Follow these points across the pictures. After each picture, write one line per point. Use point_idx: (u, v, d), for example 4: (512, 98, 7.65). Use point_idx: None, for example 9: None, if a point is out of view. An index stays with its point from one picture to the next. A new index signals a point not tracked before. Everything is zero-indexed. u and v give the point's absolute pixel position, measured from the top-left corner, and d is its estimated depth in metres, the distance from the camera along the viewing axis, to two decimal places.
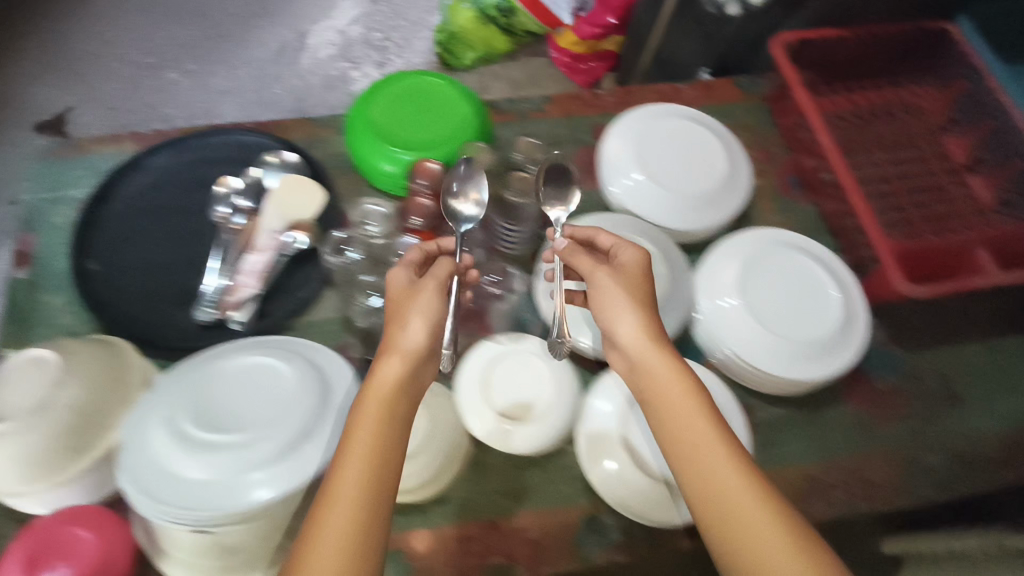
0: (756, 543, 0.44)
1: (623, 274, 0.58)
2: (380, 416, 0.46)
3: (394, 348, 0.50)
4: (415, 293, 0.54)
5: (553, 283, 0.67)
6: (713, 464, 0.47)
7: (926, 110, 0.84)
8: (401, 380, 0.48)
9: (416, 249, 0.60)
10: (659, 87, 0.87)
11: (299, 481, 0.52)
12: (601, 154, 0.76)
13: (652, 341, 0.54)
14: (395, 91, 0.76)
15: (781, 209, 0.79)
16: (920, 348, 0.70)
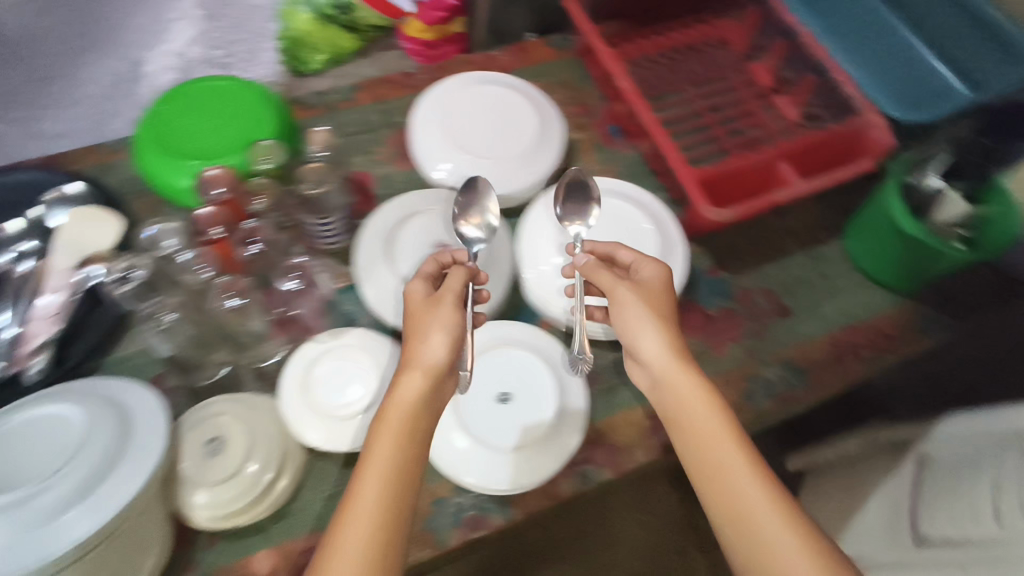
0: (751, 511, 0.47)
1: (645, 288, 0.58)
2: (392, 457, 0.47)
3: (416, 366, 0.51)
4: (436, 307, 0.54)
5: (370, 272, 0.64)
6: (714, 439, 0.50)
7: (730, 42, 0.88)
8: (419, 397, 0.50)
9: (432, 262, 0.61)
10: (472, 57, 0.87)
11: (91, 526, 0.47)
12: (411, 134, 0.74)
13: (675, 356, 0.53)
14: (183, 100, 0.72)
15: (603, 159, 0.80)
16: (743, 268, 0.74)
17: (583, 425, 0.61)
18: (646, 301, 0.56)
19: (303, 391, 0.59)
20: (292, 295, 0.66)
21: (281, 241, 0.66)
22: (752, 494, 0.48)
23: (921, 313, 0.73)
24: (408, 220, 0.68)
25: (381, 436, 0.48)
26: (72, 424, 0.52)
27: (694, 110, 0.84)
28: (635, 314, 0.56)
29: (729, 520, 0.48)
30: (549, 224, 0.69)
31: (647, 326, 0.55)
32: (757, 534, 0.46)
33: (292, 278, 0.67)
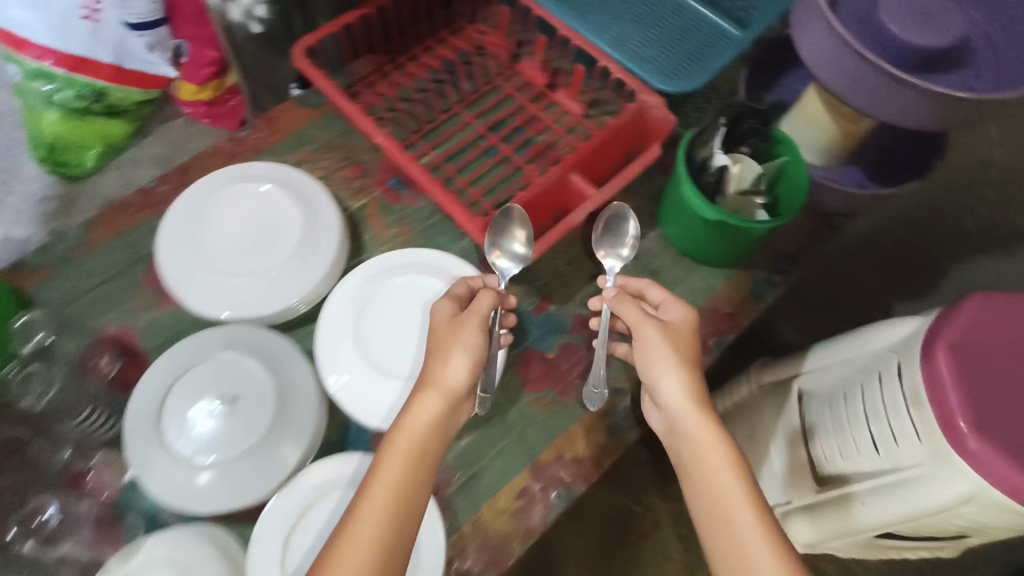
0: (732, 507, 0.48)
1: (671, 331, 0.56)
2: (404, 471, 0.48)
3: (435, 386, 0.51)
4: (456, 330, 0.54)
5: (151, 467, 0.54)
6: (705, 435, 0.52)
7: (491, 49, 0.83)
8: (431, 421, 0.50)
9: (464, 285, 0.59)
10: (218, 145, 0.76)
11: None
12: (161, 272, 0.62)
13: (696, 405, 0.53)
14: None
15: (393, 220, 0.72)
16: (572, 293, 0.69)
17: (441, 548, 0.54)
18: (673, 336, 0.56)
19: None
20: (62, 526, 0.55)
21: (31, 464, 0.57)
22: (729, 491, 0.49)
23: (752, 278, 0.72)
24: (175, 384, 0.57)
25: (392, 458, 0.48)
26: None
27: (475, 132, 0.77)
28: (658, 342, 0.56)
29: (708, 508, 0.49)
30: (344, 329, 0.60)
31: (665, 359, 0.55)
32: (732, 523, 0.48)
33: (49, 518, 0.56)
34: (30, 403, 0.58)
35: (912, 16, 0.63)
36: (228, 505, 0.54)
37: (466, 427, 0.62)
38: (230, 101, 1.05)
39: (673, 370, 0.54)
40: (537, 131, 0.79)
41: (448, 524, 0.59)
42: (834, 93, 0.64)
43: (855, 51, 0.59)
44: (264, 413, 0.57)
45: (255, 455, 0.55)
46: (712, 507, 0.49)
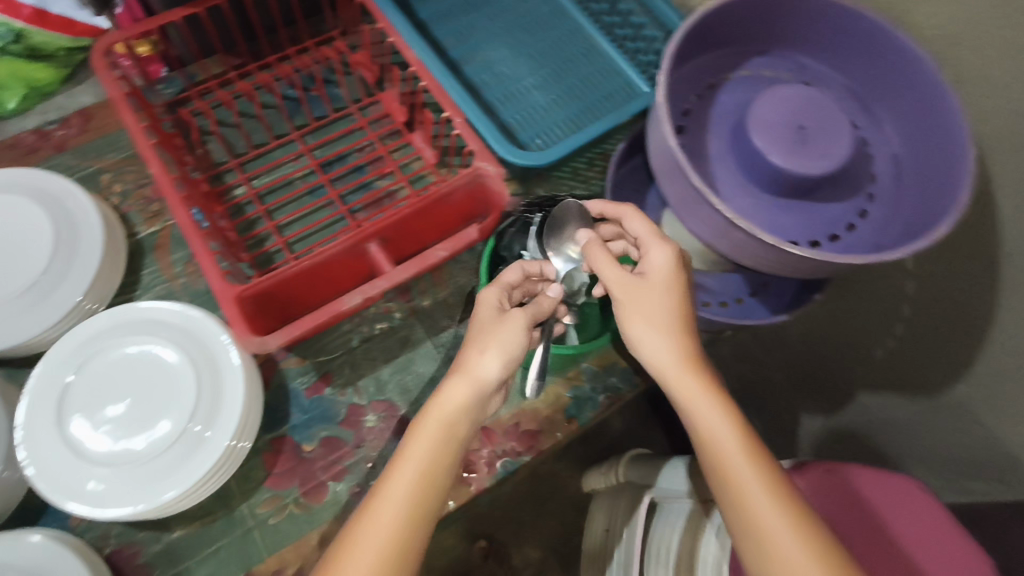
0: (760, 516, 0.39)
1: (652, 286, 0.44)
2: (430, 455, 0.39)
3: (462, 370, 0.42)
4: (500, 321, 0.43)
5: None
6: (707, 409, 0.42)
7: (354, 64, 0.72)
8: (462, 411, 0.41)
9: (517, 270, 0.50)
10: (18, 136, 0.68)
11: None
12: None
13: (683, 363, 0.42)
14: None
15: (181, 257, 0.65)
16: (353, 376, 0.61)
17: None
18: (658, 307, 0.43)
19: None
20: None
21: None
22: (755, 496, 0.39)
23: (573, 393, 0.62)
24: None
25: (420, 443, 0.40)
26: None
27: (305, 166, 0.69)
28: (656, 309, 0.43)
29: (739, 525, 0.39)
30: (51, 398, 0.53)
31: (650, 328, 0.43)
32: (773, 551, 0.38)
33: None
34: None
35: (785, 131, 0.50)
36: None
37: (181, 518, 0.55)
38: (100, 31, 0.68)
39: (665, 334, 0.43)
40: (379, 174, 0.69)
41: None
42: (672, 207, 0.52)
43: (685, 173, 0.47)
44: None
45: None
46: (747, 533, 0.39)
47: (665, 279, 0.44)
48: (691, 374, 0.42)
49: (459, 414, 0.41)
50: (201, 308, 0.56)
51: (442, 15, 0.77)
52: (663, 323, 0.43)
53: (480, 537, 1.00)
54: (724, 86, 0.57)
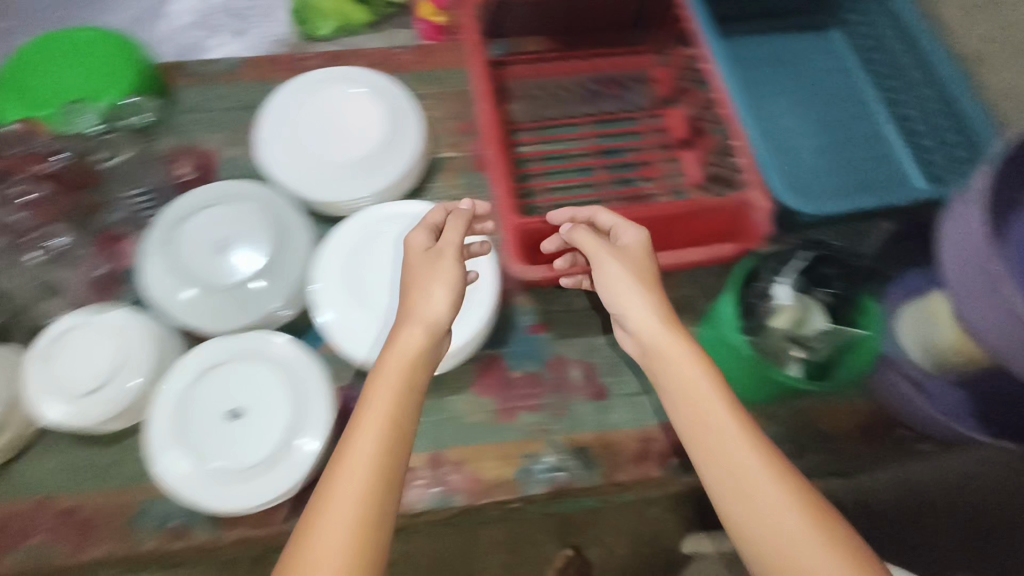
0: (737, 458, 0.44)
1: (627, 256, 0.53)
2: (393, 390, 0.46)
3: (413, 320, 0.49)
4: (434, 260, 0.52)
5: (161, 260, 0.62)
6: (686, 369, 0.47)
7: (654, 81, 0.80)
8: (417, 351, 0.48)
9: (439, 211, 0.57)
10: (372, 51, 0.82)
11: None
12: (259, 121, 0.71)
13: (670, 328, 0.49)
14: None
15: (464, 183, 0.75)
16: (570, 333, 0.66)
17: (309, 467, 0.56)
18: (631, 265, 0.52)
19: (40, 361, 0.59)
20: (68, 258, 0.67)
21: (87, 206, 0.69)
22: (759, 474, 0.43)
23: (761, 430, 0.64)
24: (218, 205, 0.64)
25: (384, 380, 0.46)
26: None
27: (585, 147, 0.76)
28: (612, 278, 0.53)
29: (716, 470, 0.44)
30: (346, 250, 0.65)
31: (627, 290, 0.51)
32: (775, 528, 0.42)
33: (58, 242, 0.67)
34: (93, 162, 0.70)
35: None
36: (198, 323, 0.61)
37: None
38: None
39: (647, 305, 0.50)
40: (645, 176, 0.74)
41: (334, 452, 0.61)
42: (949, 291, 0.52)
43: (986, 262, 0.47)
44: (253, 263, 0.62)
45: (225, 292, 0.61)
46: (729, 491, 0.44)
47: (637, 242, 0.53)
48: (674, 339, 0.48)
49: (414, 355, 0.48)
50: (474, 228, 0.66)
51: (746, 61, 0.82)
52: (631, 276, 0.51)
53: (568, 546, 0.99)
54: (1007, 219, 0.53)
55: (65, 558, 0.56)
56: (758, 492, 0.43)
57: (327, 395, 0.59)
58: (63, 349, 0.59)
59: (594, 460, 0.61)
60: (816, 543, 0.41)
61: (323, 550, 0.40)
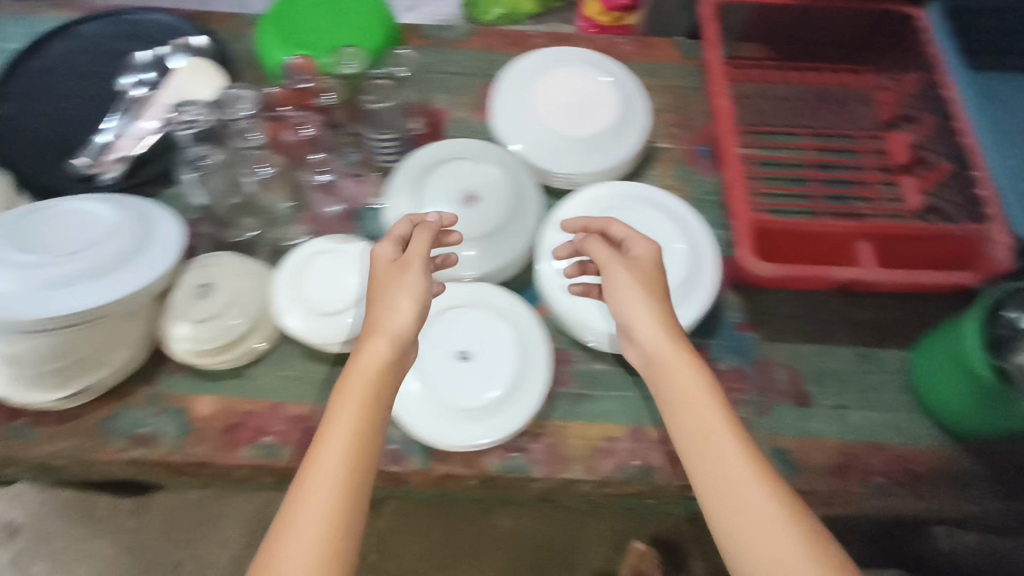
0: (729, 471, 0.47)
1: (640, 269, 0.55)
2: (359, 403, 0.48)
3: (379, 330, 0.50)
4: (399, 269, 0.53)
5: (411, 202, 0.66)
6: (692, 394, 0.50)
7: (878, 102, 0.78)
8: (382, 364, 0.49)
9: (406, 221, 0.57)
10: (595, 37, 0.84)
11: (87, 304, 0.54)
12: (495, 87, 0.74)
13: (676, 341, 0.51)
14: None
15: (679, 176, 0.75)
16: (777, 337, 0.66)
17: (529, 417, 0.59)
18: (642, 278, 0.54)
19: (291, 277, 0.63)
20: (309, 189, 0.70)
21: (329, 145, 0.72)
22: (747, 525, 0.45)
23: (970, 466, 0.62)
24: (464, 160, 0.68)
25: (350, 391, 0.48)
26: (122, 240, 0.59)
27: (804, 159, 0.76)
28: (638, 303, 0.53)
29: (708, 482, 0.47)
30: (577, 220, 0.66)
31: (637, 303, 0.53)
32: None
33: (322, 173, 0.71)
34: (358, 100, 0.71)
35: None
36: None
37: (609, 357, 0.65)
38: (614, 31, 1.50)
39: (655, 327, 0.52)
40: (862, 196, 0.73)
41: (542, 410, 0.63)
42: None
43: None
44: (497, 215, 0.65)
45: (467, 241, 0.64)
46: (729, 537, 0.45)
47: (649, 257, 0.55)
48: (682, 359, 0.51)
49: (379, 367, 0.49)
50: (696, 216, 0.68)
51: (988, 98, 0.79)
52: (644, 289, 0.53)
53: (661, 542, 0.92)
54: None
55: (293, 462, 0.60)
56: (745, 507, 0.45)
57: (548, 353, 0.62)
58: (316, 270, 0.63)
59: (795, 463, 0.61)
60: (801, 556, 0.43)
61: (300, 555, 0.43)
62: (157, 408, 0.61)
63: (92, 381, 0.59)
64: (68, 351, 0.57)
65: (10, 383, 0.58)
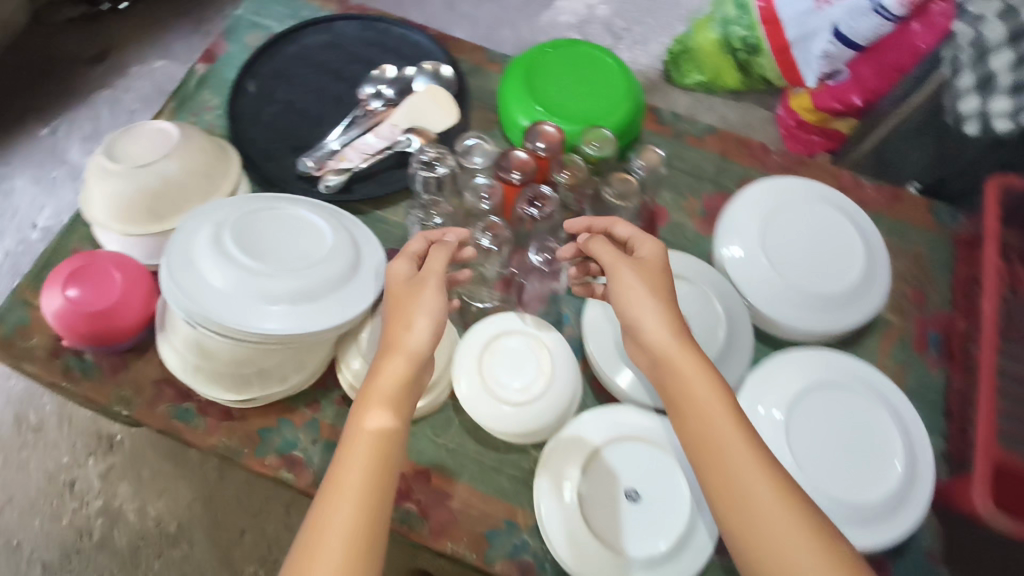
0: (755, 493, 0.44)
1: (643, 266, 0.55)
2: (385, 405, 0.47)
3: (397, 347, 0.49)
4: (416, 286, 0.52)
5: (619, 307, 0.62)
6: (706, 430, 0.47)
7: None
8: (402, 375, 0.48)
9: (420, 239, 0.57)
10: (840, 172, 0.79)
11: (294, 330, 0.55)
12: (733, 200, 0.69)
13: (677, 340, 0.50)
14: (542, 48, 0.78)
15: (897, 355, 0.67)
16: None
17: None
18: (650, 281, 0.54)
19: (479, 349, 0.60)
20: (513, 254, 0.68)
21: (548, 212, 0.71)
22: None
23: None
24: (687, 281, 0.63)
25: (375, 390, 0.47)
26: (336, 266, 0.58)
27: None
28: (648, 314, 0.52)
29: (732, 512, 0.45)
30: (791, 382, 0.59)
31: (643, 306, 0.52)
32: None
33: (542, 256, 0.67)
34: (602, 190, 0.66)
35: None
36: (620, 381, 0.61)
37: None
38: None
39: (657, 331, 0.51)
40: None
41: None
42: None
43: None
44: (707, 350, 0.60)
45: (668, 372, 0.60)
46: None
47: (658, 257, 0.55)
48: (682, 374, 0.49)
49: (398, 378, 0.48)
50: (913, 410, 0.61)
51: None
52: (655, 298, 0.53)
53: None
54: None
55: (427, 537, 0.57)
56: (771, 531, 0.43)
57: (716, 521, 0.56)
58: (504, 351, 0.60)
59: None
60: None
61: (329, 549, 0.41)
62: (314, 436, 0.61)
63: (262, 394, 0.59)
64: (254, 361, 0.57)
65: (193, 370, 0.58)
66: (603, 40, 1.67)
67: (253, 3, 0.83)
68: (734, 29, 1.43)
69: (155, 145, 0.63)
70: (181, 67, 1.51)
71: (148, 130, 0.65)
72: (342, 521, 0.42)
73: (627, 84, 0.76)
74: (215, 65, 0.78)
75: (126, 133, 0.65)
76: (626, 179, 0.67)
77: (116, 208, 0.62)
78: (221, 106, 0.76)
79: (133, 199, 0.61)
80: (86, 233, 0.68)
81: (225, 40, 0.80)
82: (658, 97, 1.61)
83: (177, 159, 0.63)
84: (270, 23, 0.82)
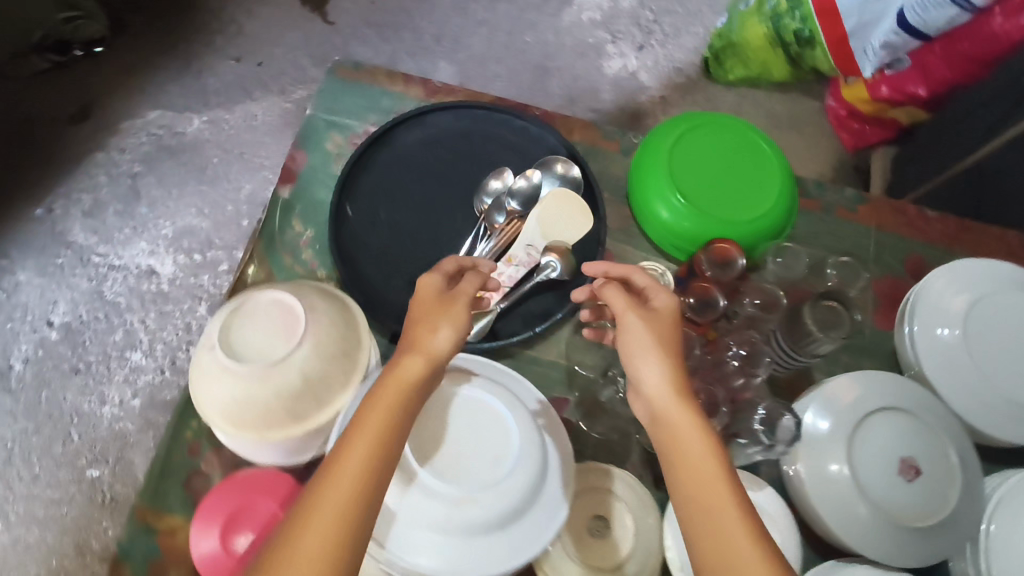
0: (723, 509, 0.42)
1: (657, 319, 0.50)
2: (372, 447, 0.41)
3: (416, 348, 0.45)
4: (446, 300, 0.47)
5: (846, 458, 0.56)
6: (696, 446, 0.44)
7: None
8: (407, 393, 0.43)
9: (451, 261, 0.52)
10: (1004, 234, 0.72)
11: (503, 566, 0.48)
12: (925, 296, 0.64)
13: (678, 397, 0.47)
14: (681, 128, 0.67)
15: None
16: None
17: None
18: (657, 331, 0.49)
19: None
20: None
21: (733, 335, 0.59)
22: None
23: None
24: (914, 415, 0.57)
25: (365, 422, 0.42)
26: (526, 472, 0.49)
27: None
28: (649, 339, 0.49)
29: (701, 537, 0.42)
30: None
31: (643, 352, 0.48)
32: None
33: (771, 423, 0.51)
34: (803, 306, 0.55)
35: None
36: (859, 541, 0.55)
37: None
38: (859, 127, 1.44)
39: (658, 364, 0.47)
40: None
41: None
42: None
43: None
44: (942, 506, 0.55)
45: (912, 529, 0.54)
46: None
47: (671, 307, 0.50)
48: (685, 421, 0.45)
49: (403, 393, 0.43)
50: None
51: None
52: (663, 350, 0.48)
53: None
54: None
55: None
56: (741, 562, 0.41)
57: None
58: None
59: None
60: None
61: None
62: None
63: None
64: None
65: None
66: (634, 37, 1.54)
67: (323, 97, 0.70)
68: (787, 21, 1.31)
69: (279, 331, 0.53)
70: (177, 115, 1.33)
71: (265, 306, 0.54)
72: (311, 555, 0.37)
73: (782, 170, 0.66)
74: (300, 186, 0.66)
75: (241, 312, 0.54)
76: (834, 306, 0.55)
77: (243, 413, 0.52)
78: (319, 238, 0.65)
79: (265, 406, 0.52)
80: (201, 427, 0.57)
81: (302, 150, 0.68)
82: (700, 96, 1.51)
83: (306, 352, 0.52)
84: (350, 121, 0.70)
